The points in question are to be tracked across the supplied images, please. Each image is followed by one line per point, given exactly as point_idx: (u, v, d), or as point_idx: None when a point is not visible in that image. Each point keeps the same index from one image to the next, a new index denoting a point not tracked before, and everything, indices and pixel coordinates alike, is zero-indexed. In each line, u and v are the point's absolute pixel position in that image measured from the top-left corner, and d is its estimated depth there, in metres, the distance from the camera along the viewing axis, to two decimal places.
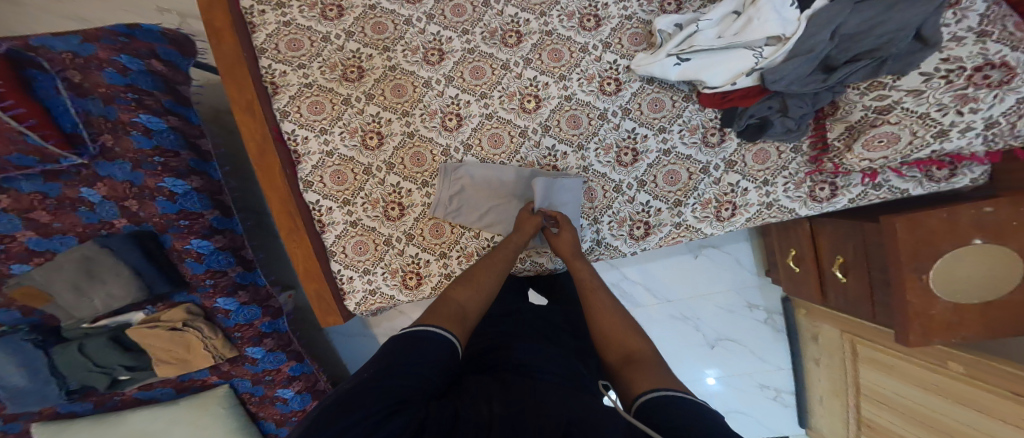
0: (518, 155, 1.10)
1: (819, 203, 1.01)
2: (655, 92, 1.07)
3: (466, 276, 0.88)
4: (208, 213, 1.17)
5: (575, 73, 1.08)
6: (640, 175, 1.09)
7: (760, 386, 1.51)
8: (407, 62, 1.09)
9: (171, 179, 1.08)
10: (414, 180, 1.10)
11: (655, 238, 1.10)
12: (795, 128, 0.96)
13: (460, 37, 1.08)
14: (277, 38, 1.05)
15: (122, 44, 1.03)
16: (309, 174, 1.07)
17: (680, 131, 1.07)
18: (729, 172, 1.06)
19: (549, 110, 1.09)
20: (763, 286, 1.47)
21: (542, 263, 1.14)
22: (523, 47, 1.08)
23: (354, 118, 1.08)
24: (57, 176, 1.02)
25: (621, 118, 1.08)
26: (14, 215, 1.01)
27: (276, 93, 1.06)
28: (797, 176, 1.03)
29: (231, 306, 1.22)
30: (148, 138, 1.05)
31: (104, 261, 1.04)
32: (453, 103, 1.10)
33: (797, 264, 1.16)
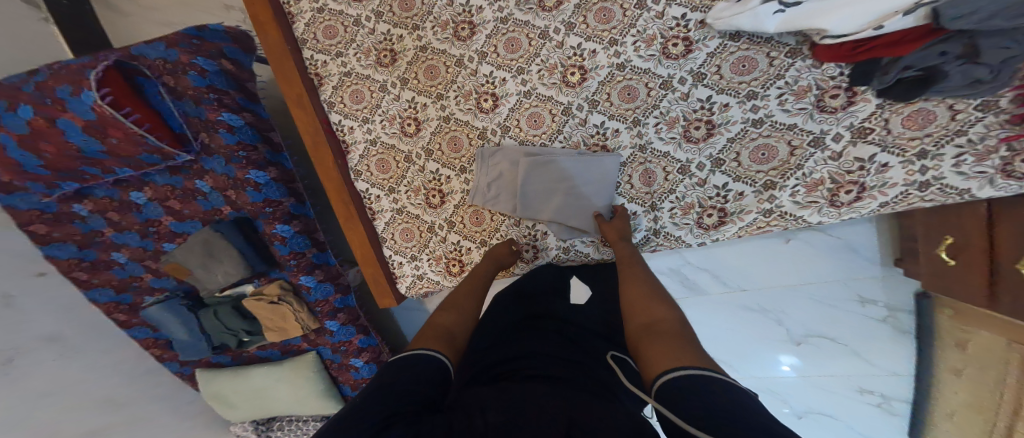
0: (560, 135, 0.98)
1: (1016, 181, 0.71)
2: (742, 49, 0.87)
3: (445, 301, 0.81)
4: (287, 200, 1.15)
5: (630, 35, 0.91)
6: (716, 153, 0.92)
7: (860, 389, 1.26)
8: (438, 41, 0.98)
9: (255, 171, 1.06)
10: (453, 167, 1.04)
11: (733, 227, 0.94)
12: (989, 79, 0.68)
13: (492, 5, 0.94)
14: (314, 26, 1.00)
15: (195, 46, 0.97)
16: (359, 162, 1.06)
17: (779, 96, 0.86)
18: (862, 143, 0.83)
19: (597, 82, 0.94)
20: (886, 280, 1.15)
21: (587, 252, 1.04)
22: (565, 9, 0.92)
23: (393, 105, 1.03)
24: (178, 171, 1.07)
25: (691, 85, 0.90)
26: (156, 204, 1.11)
27: (321, 84, 1.03)
28: (979, 147, 0.75)
29: (311, 282, 1.23)
30: (233, 134, 1.03)
31: (219, 245, 1.10)
32: (487, 82, 0.99)
33: (955, 255, 0.82)
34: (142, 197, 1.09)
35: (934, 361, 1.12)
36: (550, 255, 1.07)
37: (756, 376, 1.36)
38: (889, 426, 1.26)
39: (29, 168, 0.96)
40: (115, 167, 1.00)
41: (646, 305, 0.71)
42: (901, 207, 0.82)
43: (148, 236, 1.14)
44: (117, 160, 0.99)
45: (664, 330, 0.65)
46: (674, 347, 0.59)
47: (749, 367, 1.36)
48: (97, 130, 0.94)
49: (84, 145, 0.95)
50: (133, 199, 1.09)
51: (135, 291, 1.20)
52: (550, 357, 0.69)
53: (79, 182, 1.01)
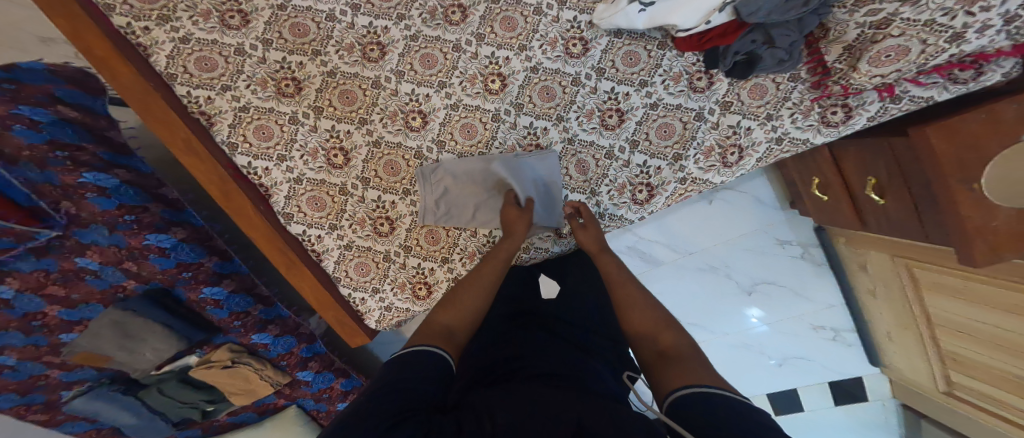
0: (496, 141, 1.08)
1: (834, 128, 0.94)
2: (626, 45, 1.00)
3: (444, 300, 0.82)
4: (208, 260, 1.25)
5: (535, 40, 1.01)
6: (631, 135, 1.06)
7: (813, 326, 1.43)
8: (347, 64, 1.03)
9: (153, 234, 1.12)
10: (395, 191, 1.13)
11: (661, 198, 1.08)
12: (789, 57, 0.88)
13: (398, 25, 1.01)
14: (181, 59, 0.95)
15: (12, 92, 0.94)
16: (285, 206, 1.09)
17: (662, 82, 1.02)
18: (728, 113, 1.02)
19: (516, 86, 1.04)
20: (791, 220, 1.37)
21: (547, 247, 1.18)
22: (471, 22, 1.00)
23: (310, 137, 1.06)
24: (46, 252, 1.02)
25: (596, 79, 1.03)
26: (31, 294, 1.04)
27: (213, 124, 1.00)
28: (801, 105, 0.97)
29: (267, 339, 1.38)
30: (108, 198, 1.06)
31: (134, 322, 1.13)
32: (411, 100, 1.06)
33: (824, 192, 1.04)
34: (8, 289, 1.01)
35: (855, 287, 1.35)
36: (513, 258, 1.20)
37: (727, 333, 1.50)
38: (848, 356, 1.44)
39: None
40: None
41: (655, 329, 0.80)
42: (772, 159, 1.01)
43: (35, 331, 1.08)
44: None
45: (675, 352, 0.75)
46: (693, 368, 0.69)
47: (716, 326, 1.49)
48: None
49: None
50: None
51: (45, 389, 1.17)
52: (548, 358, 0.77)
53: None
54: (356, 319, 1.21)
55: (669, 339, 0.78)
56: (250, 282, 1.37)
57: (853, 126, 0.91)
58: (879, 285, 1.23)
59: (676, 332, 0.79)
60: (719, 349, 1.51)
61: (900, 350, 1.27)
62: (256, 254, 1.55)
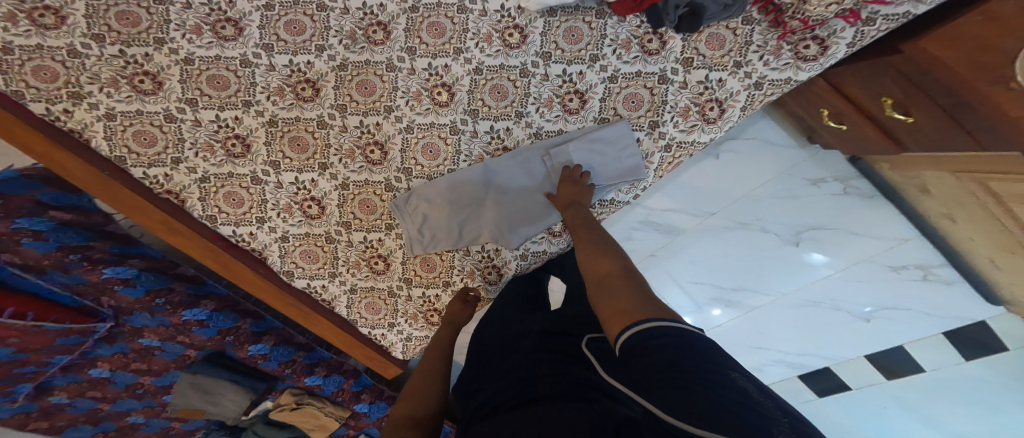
0: (461, 154, 1.02)
1: (813, 62, 0.86)
2: (564, 21, 0.92)
3: (408, 390, 0.91)
4: (244, 322, 1.30)
5: (469, 40, 0.94)
6: (598, 115, 0.98)
7: (890, 267, 1.22)
8: (284, 110, 0.98)
9: (187, 310, 1.18)
10: (378, 228, 1.08)
11: (650, 172, 1.01)
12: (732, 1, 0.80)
13: (320, 56, 0.95)
14: (119, 138, 0.94)
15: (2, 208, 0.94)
16: (283, 264, 1.10)
17: (613, 51, 0.94)
18: (693, 69, 0.94)
19: (465, 92, 0.98)
20: (816, 156, 1.19)
21: (543, 249, 1.11)
22: (396, 37, 0.95)
23: (280, 194, 1.04)
24: (114, 338, 1.17)
25: (545, 65, 0.95)
26: (122, 371, 1.22)
27: (184, 200, 1.01)
28: (767, 46, 0.89)
29: (319, 380, 1.43)
30: (134, 287, 1.11)
31: (204, 381, 1.26)
32: (364, 132, 1.01)
33: (840, 121, 0.88)
34: (103, 370, 1.20)
35: (924, 213, 1.11)
36: (512, 267, 1.14)
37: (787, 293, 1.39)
38: (950, 297, 1.17)
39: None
40: (46, 358, 1.09)
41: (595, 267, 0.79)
42: (756, 107, 0.94)
43: (143, 396, 1.29)
44: (39, 352, 1.07)
45: (610, 282, 0.73)
46: (623, 302, 0.66)
47: (771, 287, 1.40)
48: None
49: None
50: (97, 375, 1.21)
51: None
52: (560, 366, 0.73)
53: (29, 380, 1.12)
54: (384, 354, 1.26)
55: (606, 268, 0.77)
56: (289, 332, 1.42)
57: (833, 57, 0.84)
58: (952, 207, 1.01)
59: (611, 262, 0.78)
60: (782, 311, 1.43)
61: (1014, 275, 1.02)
62: None
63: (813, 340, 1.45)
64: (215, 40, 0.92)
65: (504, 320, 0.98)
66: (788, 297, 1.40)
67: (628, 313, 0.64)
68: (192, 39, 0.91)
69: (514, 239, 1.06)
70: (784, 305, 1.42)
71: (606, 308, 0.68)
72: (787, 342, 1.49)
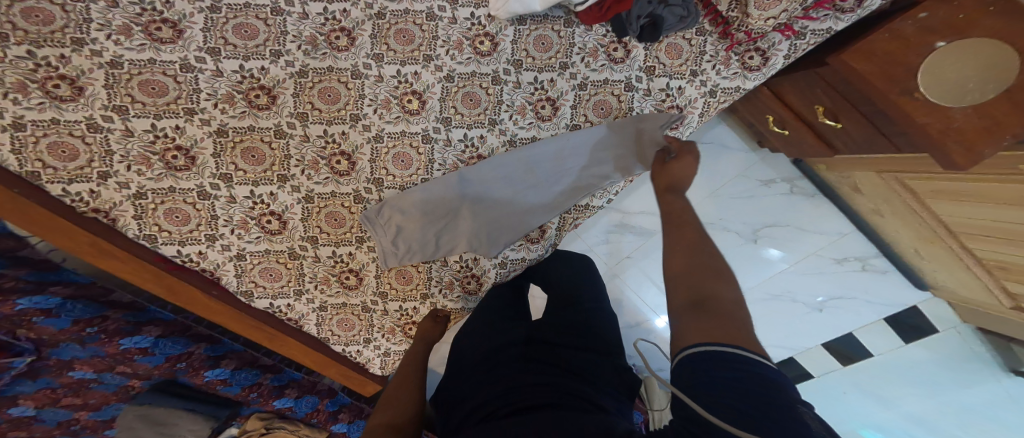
0: (435, 163, 1.01)
1: (758, 72, 0.92)
2: (534, 30, 0.94)
3: (383, 400, 0.87)
4: (197, 347, 1.23)
5: (438, 47, 0.94)
6: (570, 121, 0.99)
7: (836, 260, 1.31)
8: (234, 118, 0.93)
9: (126, 337, 1.09)
10: (348, 242, 1.05)
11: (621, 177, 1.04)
12: (687, 12, 0.87)
13: (276, 63, 0.92)
14: (32, 150, 0.85)
15: None
16: (240, 284, 1.04)
17: (582, 60, 0.96)
18: (655, 78, 0.97)
19: (437, 100, 0.97)
20: (767, 159, 1.28)
21: (521, 256, 1.11)
22: (361, 44, 0.93)
23: (234, 209, 0.98)
24: (38, 373, 1.01)
25: (517, 72, 0.96)
26: (51, 408, 1.04)
27: (116, 218, 0.93)
28: (719, 56, 0.94)
29: (290, 402, 1.35)
30: (58, 317, 1.01)
31: (156, 412, 1.14)
32: (329, 142, 0.98)
33: (783, 126, 0.97)
34: (27, 408, 1.01)
35: (857, 208, 1.22)
36: (491, 276, 1.13)
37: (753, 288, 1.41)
38: (885, 283, 1.29)
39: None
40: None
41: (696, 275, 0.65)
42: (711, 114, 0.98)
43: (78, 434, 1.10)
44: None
45: (714, 304, 0.60)
46: (742, 335, 0.56)
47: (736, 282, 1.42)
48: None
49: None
50: (18, 414, 1.00)
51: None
52: (537, 378, 0.75)
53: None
54: (360, 371, 1.23)
55: (717, 292, 0.62)
56: (251, 355, 1.34)
57: (774, 67, 0.91)
58: (879, 203, 1.09)
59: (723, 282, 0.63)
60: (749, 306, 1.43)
61: (937, 266, 1.11)
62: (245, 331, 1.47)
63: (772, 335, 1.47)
64: (148, 42, 0.86)
65: (485, 328, 0.96)
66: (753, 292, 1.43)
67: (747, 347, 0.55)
68: (120, 40, 0.85)
69: (491, 247, 1.06)
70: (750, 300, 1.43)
71: (716, 331, 0.57)
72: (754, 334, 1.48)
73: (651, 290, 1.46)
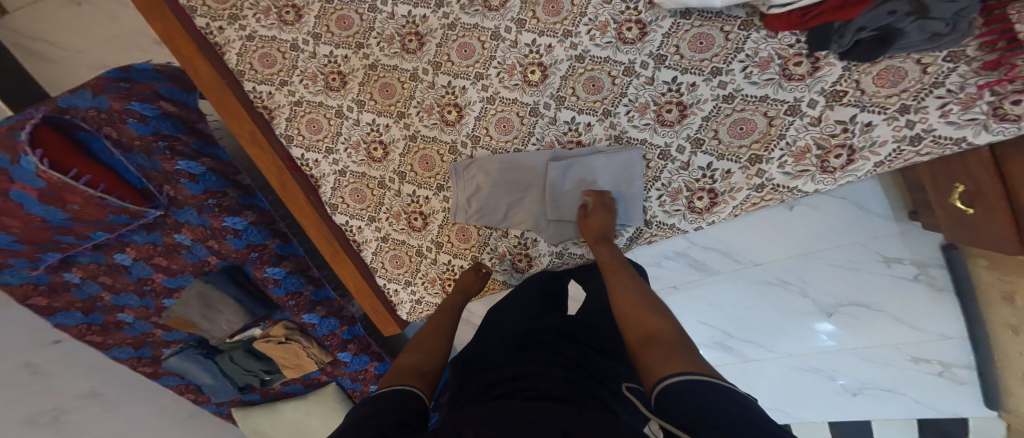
0: (533, 137, 0.96)
1: (1011, 124, 0.69)
2: (696, 26, 0.86)
3: (412, 343, 0.76)
4: (271, 242, 1.23)
5: (583, 24, 0.89)
6: (694, 133, 0.90)
7: (912, 358, 1.18)
8: (386, 56, 0.97)
9: (229, 217, 1.13)
10: (429, 186, 1.03)
11: (727, 208, 0.91)
12: (948, 31, 0.70)
13: (436, 13, 0.93)
14: (248, 56, 0.97)
15: (125, 89, 1.00)
16: (332, 196, 1.06)
17: (744, 68, 0.86)
18: (840, 106, 0.83)
19: (559, 77, 0.92)
20: (906, 234, 1.09)
21: (582, 253, 1.02)
22: (511, 7, 0.90)
23: (354, 131, 1.02)
24: (153, 227, 1.12)
25: (653, 68, 0.89)
26: (143, 262, 1.15)
27: (273, 118, 1.02)
28: (959, 94, 0.75)
29: (315, 320, 1.36)
30: (196, 183, 1.09)
31: (213, 295, 1.16)
32: (448, 92, 0.97)
33: (970, 204, 0.78)
34: (127, 257, 1.13)
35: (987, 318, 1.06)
36: (543, 262, 1.06)
37: (797, 355, 1.32)
38: (957, 395, 1.17)
39: (7, 245, 0.99)
40: (88, 232, 1.04)
41: (642, 311, 0.67)
42: (898, 164, 0.81)
43: (146, 294, 1.20)
44: (87, 225, 1.02)
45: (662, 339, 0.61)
46: (672, 355, 0.56)
47: (778, 344, 1.34)
48: (55, 198, 0.96)
49: (47, 215, 0.98)
50: (119, 261, 1.14)
51: (152, 345, 1.29)
52: (562, 373, 0.67)
53: (59, 251, 1.05)
54: (390, 308, 1.14)
55: (652, 326, 0.63)
56: (306, 263, 1.34)
57: None
58: None
59: (658, 316, 0.65)
60: (778, 368, 1.37)
61: None
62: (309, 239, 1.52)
63: (785, 399, 1.41)
64: None
65: (518, 308, 0.88)
66: (784, 360, 1.35)
67: (680, 363, 0.54)
68: None
69: (557, 234, 0.99)
70: (781, 363, 1.36)
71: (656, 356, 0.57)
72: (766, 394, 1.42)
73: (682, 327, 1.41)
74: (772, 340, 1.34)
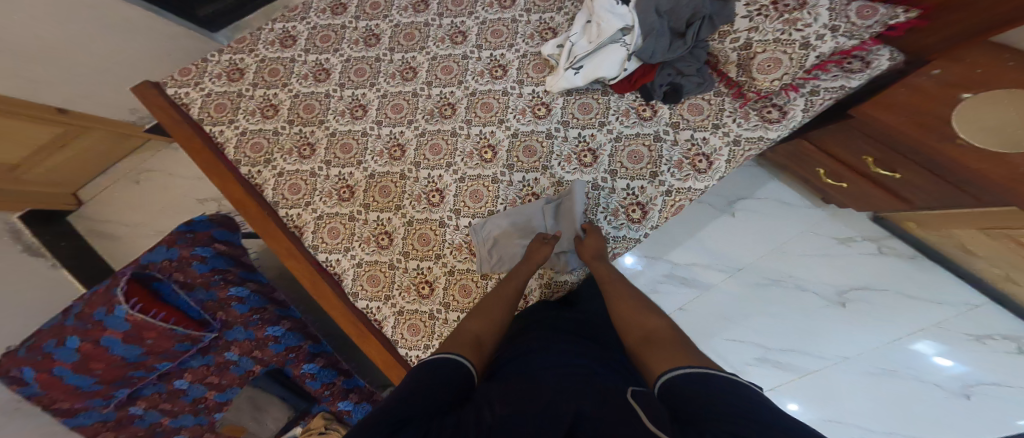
0: (499, 198, 1.19)
1: (778, 123, 1.04)
2: (579, 99, 1.19)
3: (477, 310, 0.92)
4: (306, 342, 1.43)
5: (509, 113, 1.21)
6: (608, 167, 1.14)
7: (973, 337, 1.30)
8: (381, 166, 1.28)
9: (271, 326, 1.37)
10: (429, 257, 1.22)
11: (655, 213, 1.10)
12: (703, 79, 1.08)
13: (410, 127, 1.28)
14: (280, 189, 1.31)
15: (191, 239, 1.31)
16: (352, 286, 1.24)
17: (617, 119, 1.15)
18: (681, 131, 1.11)
19: (505, 151, 1.20)
20: (835, 215, 1.45)
21: (563, 279, 1.17)
22: (459, 113, 1.25)
23: (364, 228, 1.26)
24: (208, 350, 1.34)
25: (565, 130, 1.17)
26: (198, 384, 1.34)
27: (302, 233, 1.28)
28: (737, 111, 1.08)
29: (351, 406, 1.45)
30: (243, 303, 1.34)
31: (263, 396, 1.38)
32: (431, 183, 1.24)
33: (840, 180, 1.14)
34: (185, 382, 1.33)
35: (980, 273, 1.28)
36: (534, 295, 1.18)
37: (851, 358, 1.39)
38: None
39: (89, 387, 1.21)
40: (155, 363, 1.26)
41: (641, 317, 0.83)
42: (739, 160, 1.06)
43: (200, 410, 1.38)
44: (156, 357, 1.25)
45: (657, 335, 0.76)
46: (671, 350, 0.70)
47: (837, 350, 1.40)
48: (134, 337, 1.21)
49: (127, 353, 1.21)
50: (178, 387, 1.33)
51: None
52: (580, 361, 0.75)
53: (129, 386, 1.26)
54: None
55: (651, 325, 0.79)
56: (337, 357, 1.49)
57: (793, 119, 1.03)
58: (1005, 267, 1.19)
59: (655, 319, 0.81)
60: (856, 379, 1.38)
61: None
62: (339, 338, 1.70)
63: (900, 423, 1.34)
64: (350, 119, 1.32)
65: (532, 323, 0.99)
66: (868, 368, 1.37)
67: (683, 358, 0.67)
68: (339, 119, 1.32)
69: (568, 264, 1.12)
70: (853, 373, 1.39)
71: (664, 358, 0.68)
72: (869, 419, 1.36)
73: (739, 352, 1.46)
74: (839, 349, 1.40)
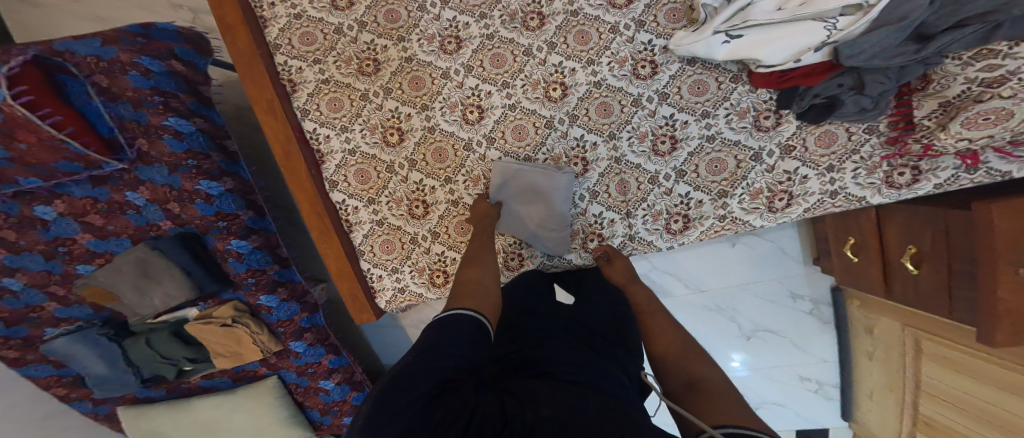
0: (543, 147, 1.09)
1: (896, 189, 0.95)
2: (697, 73, 1.04)
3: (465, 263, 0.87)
4: (244, 213, 1.17)
5: (605, 56, 1.05)
6: (679, 164, 1.06)
7: (801, 377, 1.53)
8: (424, 52, 1.08)
9: (206, 181, 1.10)
10: (437, 177, 1.10)
11: (695, 232, 1.07)
12: (872, 107, 0.91)
13: (478, 22, 1.06)
14: (289, 32, 1.06)
15: (141, 44, 1.00)
16: (335, 173, 1.10)
17: (726, 115, 1.04)
18: (788, 158, 1.02)
19: (576, 97, 1.07)
20: (809, 276, 1.44)
21: (569, 258, 1.12)
22: (546, 30, 1.05)
23: (375, 114, 1.09)
24: (104, 181, 1.05)
25: (657, 103, 1.06)
26: (70, 219, 1.06)
27: (296, 91, 1.08)
28: (870, 160, 0.97)
29: (273, 302, 1.25)
30: (180, 141, 1.06)
31: (156, 262, 1.08)
32: (473, 94, 1.08)
33: (856, 253, 1.15)
34: (50, 212, 1.04)
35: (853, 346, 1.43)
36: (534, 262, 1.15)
37: None
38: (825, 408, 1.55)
39: None
40: (17, 177, 0.97)
41: (680, 357, 0.76)
42: (819, 211, 1.02)
43: (57, 257, 1.09)
44: (22, 168, 0.97)
45: (706, 384, 0.69)
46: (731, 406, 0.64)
47: None
48: (4, 134, 0.92)
49: None
50: (37, 215, 1.04)
51: (32, 323, 1.12)
52: (593, 364, 0.72)
53: None
54: (367, 295, 1.12)
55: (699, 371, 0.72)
56: (276, 242, 1.26)
57: (918, 190, 0.92)
58: (877, 347, 1.32)
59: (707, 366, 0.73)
60: None
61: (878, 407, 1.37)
62: (282, 214, 1.50)
63: None
64: None
65: (529, 292, 0.95)
66: None
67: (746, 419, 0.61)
68: None
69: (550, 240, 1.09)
70: None
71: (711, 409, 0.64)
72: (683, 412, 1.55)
73: None
74: None
